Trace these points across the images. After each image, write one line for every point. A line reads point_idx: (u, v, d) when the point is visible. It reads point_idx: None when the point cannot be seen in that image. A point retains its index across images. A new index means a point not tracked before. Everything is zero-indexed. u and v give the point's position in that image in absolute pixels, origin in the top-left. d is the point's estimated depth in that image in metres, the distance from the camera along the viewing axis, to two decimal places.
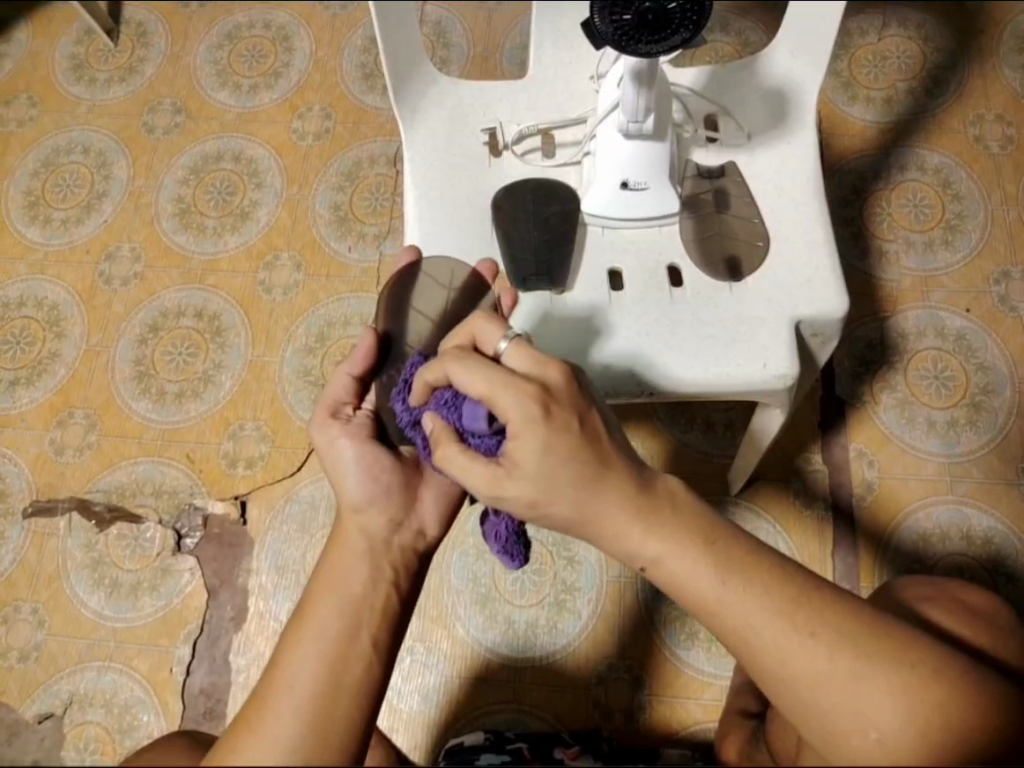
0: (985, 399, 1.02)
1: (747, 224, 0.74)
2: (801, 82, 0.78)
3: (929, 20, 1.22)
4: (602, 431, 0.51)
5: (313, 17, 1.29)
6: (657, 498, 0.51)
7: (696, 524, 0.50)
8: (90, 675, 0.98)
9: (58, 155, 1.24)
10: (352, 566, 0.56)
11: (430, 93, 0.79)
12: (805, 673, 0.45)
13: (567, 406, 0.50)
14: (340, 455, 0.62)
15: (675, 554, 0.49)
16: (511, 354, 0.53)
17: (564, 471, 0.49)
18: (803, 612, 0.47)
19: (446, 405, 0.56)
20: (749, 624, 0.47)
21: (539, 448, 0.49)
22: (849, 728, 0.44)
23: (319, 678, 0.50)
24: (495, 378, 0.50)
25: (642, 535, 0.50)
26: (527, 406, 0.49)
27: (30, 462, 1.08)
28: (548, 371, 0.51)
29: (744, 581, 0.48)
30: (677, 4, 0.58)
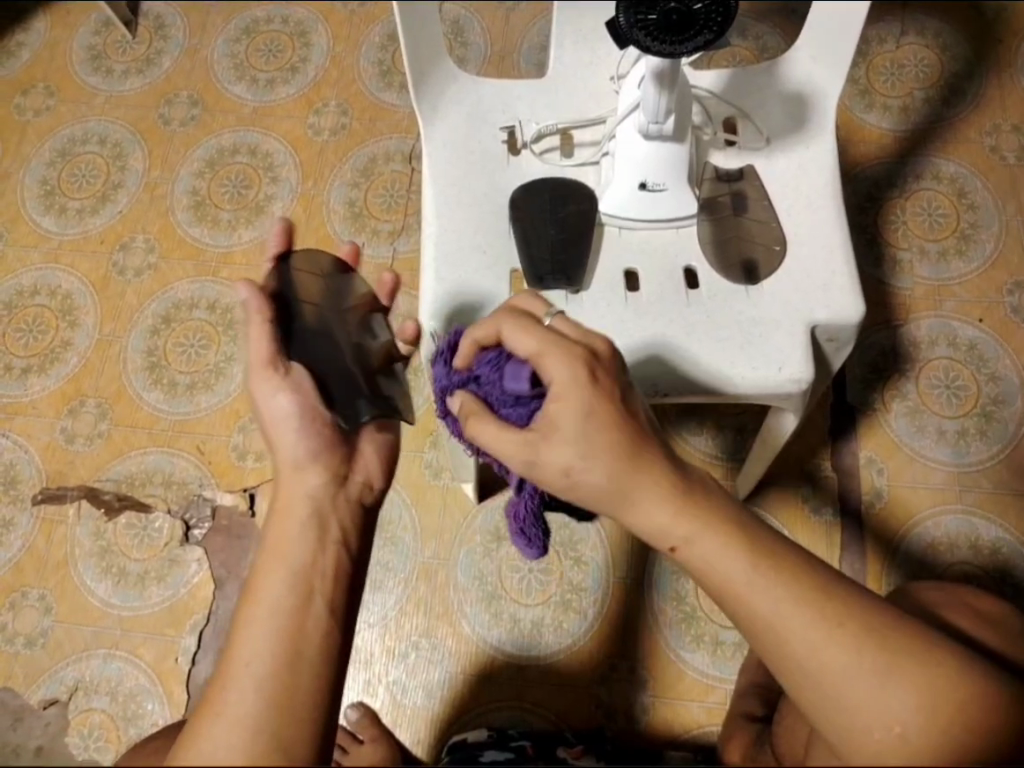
0: (996, 409, 1.02)
1: (765, 227, 0.74)
2: (821, 87, 0.78)
3: (948, 29, 1.21)
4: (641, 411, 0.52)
5: (331, 12, 1.29)
6: (691, 482, 0.51)
7: (726, 513, 0.50)
8: (96, 664, 0.98)
9: (74, 145, 1.24)
10: (296, 530, 0.55)
11: (450, 90, 0.79)
12: (832, 666, 0.45)
13: (611, 373, 0.52)
14: (281, 412, 0.59)
15: (704, 537, 0.49)
16: (557, 325, 0.56)
17: (606, 444, 0.50)
18: (831, 605, 0.47)
19: (489, 363, 0.59)
20: (777, 614, 0.47)
21: (580, 412, 0.50)
22: (870, 722, 0.44)
23: (279, 647, 0.50)
24: (546, 339, 0.53)
25: (674, 515, 0.49)
26: (574, 369, 0.51)
27: (40, 450, 1.08)
28: (596, 339, 0.54)
29: (775, 570, 0.48)
30: (703, 4, 0.59)
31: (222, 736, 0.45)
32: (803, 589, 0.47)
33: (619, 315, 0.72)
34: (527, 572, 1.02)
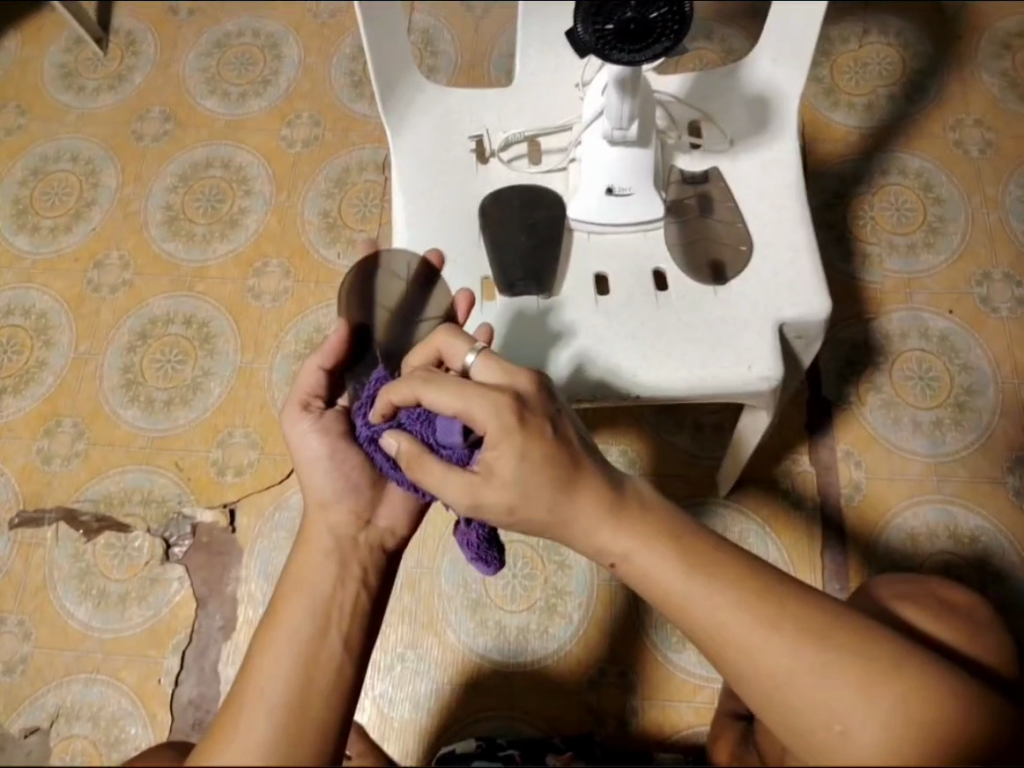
0: (970, 399, 1.03)
1: (730, 228, 0.75)
2: (782, 89, 0.79)
3: (909, 27, 1.24)
4: (571, 439, 0.52)
5: (302, 25, 1.30)
6: (625, 497, 0.52)
7: (663, 525, 0.51)
8: (78, 687, 0.97)
9: (46, 165, 1.24)
10: (320, 567, 0.57)
11: (417, 100, 0.79)
12: (771, 666, 0.46)
13: (539, 413, 0.52)
14: (313, 447, 0.62)
15: (642, 549, 0.50)
16: (481, 369, 0.55)
17: (539, 479, 0.50)
18: (767, 606, 0.47)
19: (420, 421, 0.58)
20: (716, 618, 0.48)
21: (515, 457, 0.50)
22: (815, 723, 0.45)
23: (296, 674, 0.51)
24: (469, 391, 0.52)
25: (612, 532, 0.50)
26: (504, 416, 0.50)
27: (17, 472, 1.07)
28: (518, 380, 0.54)
29: (708, 575, 0.48)
30: (659, 13, 0.59)
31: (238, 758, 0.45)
32: (738, 593, 0.48)
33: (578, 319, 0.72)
34: (511, 580, 1.02)
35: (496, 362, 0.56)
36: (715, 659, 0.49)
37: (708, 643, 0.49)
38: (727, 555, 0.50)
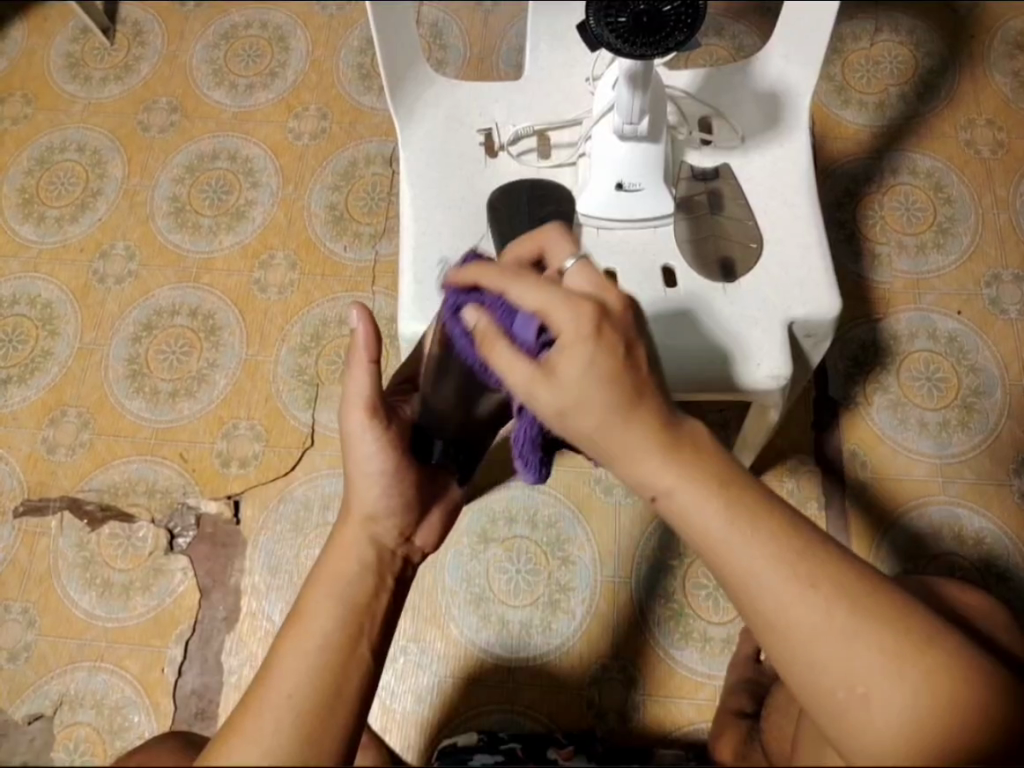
0: (977, 400, 1.03)
1: (741, 225, 0.75)
2: (795, 85, 0.78)
3: (921, 25, 1.23)
4: (647, 366, 0.49)
5: (309, 17, 1.29)
6: (681, 438, 0.49)
7: (716, 471, 0.49)
8: (81, 676, 0.97)
9: (52, 154, 1.23)
10: (355, 573, 0.56)
11: (426, 94, 0.79)
12: (802, 625, 0.44)
13: (618, 331, 0.50)
14: (372, 461, 0.59)
15: (685, 486, 0.48)
16: (577, 274, 0.54)
17: (603, 390, 0.48)
18: (807, 565, 0.46)
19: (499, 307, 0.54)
20: (750, 570, 0.46)
21: (583, 363, 0.48)
22: (837, 686, 0.43)
23: (322, 677, 0.50)
24: (549, 293, 0.50)
25: (658, 466, 0.48)
26: (580, 321, 0.49)
27: (22, 461, 1.07)
28: (607, 296, 0.51)
29: (752, 524, 0.47)
30: (672, 8, 0.59)
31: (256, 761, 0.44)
32: (780, 544, 0.46)
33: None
34: (515, 574, 1.02)
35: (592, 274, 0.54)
36: (742, 604, 0.47)
37: (730, 579, 0.47)
38: (781, 511, 0.48)
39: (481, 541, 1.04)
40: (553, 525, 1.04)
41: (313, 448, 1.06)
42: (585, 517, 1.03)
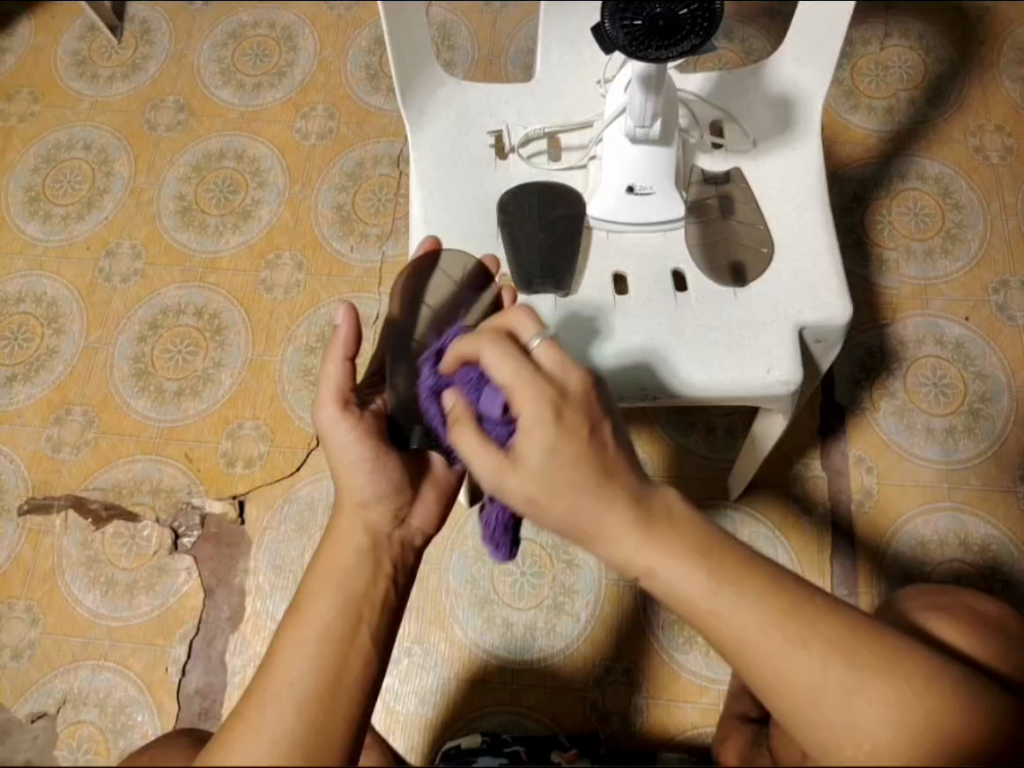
0: (984, 406, 1.03)
1: (752, 230, 0.74)
2: (806, 88, 0.78)
3: (930, 31, 1.23)
4: (613, 443, 0.48)
5: (318, 17, 1.29)
6: (655, 513, 0.47)
7: (695, 536, 0.47)
8: (84, 675, 0.97)
9: (59, 151, 1.23)
10: (354, 562, 0.56)
11: (437, 94, 0.79)
12: (802, 688, 0.44)
13: (580, 412, 0.48)
14: (351, 450, 0.59)
15: (668, 565, 0.46)
16: (545, 352, 0.51)
17: (568, 477, 0.46)
18: (795, 625, 0.44)
19: (471, 384, 0.55)
20: (742, 638, 0.44)
21: (546, 448, 0.46)
22: (843, 739, 0.43)
23: (326, 670, 0.49)
24: (519, 372, 0.49)
25: (637, 544, 0.46)
26: (542, 408, 0.47)
27: (26, 459, 1.07)
28: (571, 377, 0.49)
29: (738, 591, 0.45)
30: (689, 10, 0.59)
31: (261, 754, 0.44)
32: (768, 612, 0.45)
33: (611, 315, 0.71)
34: (518, 576, 1.02)
35: (561, 354, 0.51)
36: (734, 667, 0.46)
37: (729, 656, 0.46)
38: (759, 568, 0.46)
39: (485, 543, 1.03)
40: None
41: (318, 449, 1.06)
42: None
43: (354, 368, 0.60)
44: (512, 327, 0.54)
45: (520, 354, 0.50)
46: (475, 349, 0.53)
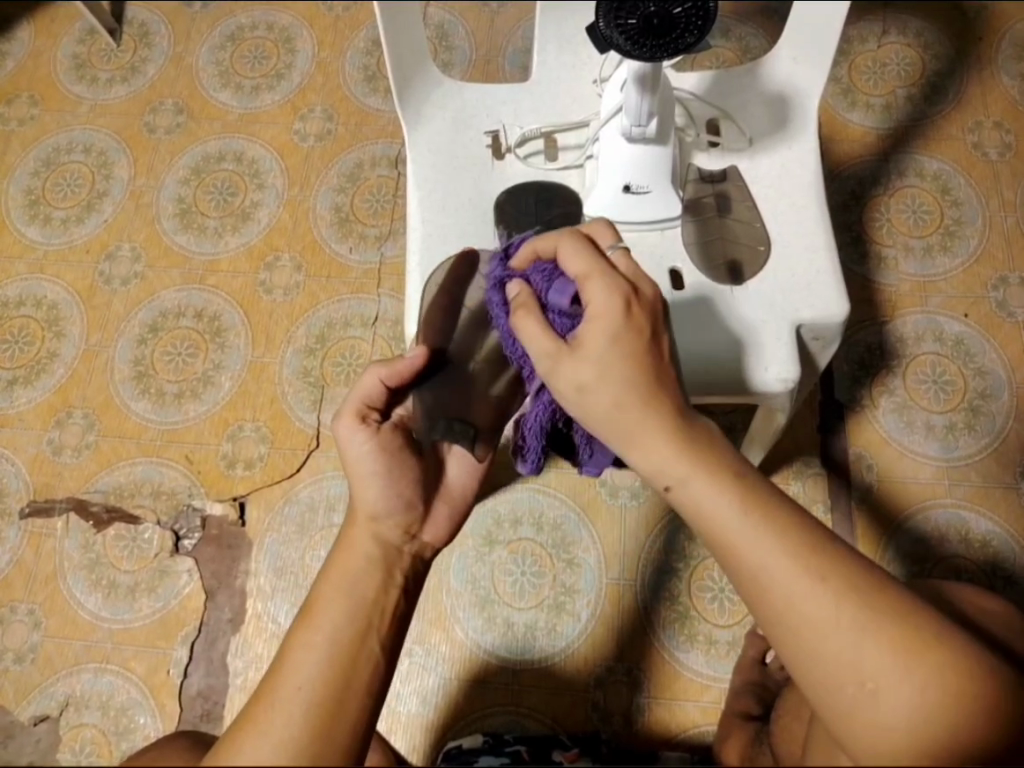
0: (984, 403, 1.03)
1: (749, 228, 0.74)
2: (803, 87, 0.78)
3: (928, 27, 1.23)
4: (669, 353, 0.52)
5: (315, 19, 1.29)
6: (698, 445, 0.50)
7: (726, 467, 0.49)
8: (87, 678, 0.97)
9: (58, 155, 1.23)
10: (363, 569, 0.56)
11: (433, 95, 0.79)
12: (810, 618, 0.44)
13: (646, 316, 0.52)
14: (365, 463, 0.59)
15: (697, 477, 0.49)
16: (619, 257, 0.56)
17: (620, 370, 0.50)
18: (814, 556, 0.46)
19: (542, 274, 0.58)
20: (757, 562, 0.46)
21: (607, 335, 0.51)
22: (848, 684, 0.42)
23: (333, 673, 0.50)
24: (595, 264, 0.54)
25: (673, 456, 0.49)
26: (612, 295, 0.52)
27: (27, 463, 1.07)
28: (642, 282, 0.54)
29: (763, 517, 0.47)
30: (683, 9, 0.59)
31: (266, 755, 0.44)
32: (789, 539, 0.46)
33: None
34: (519, 576, 1.02)
35: (634, 263, 0.56)
36: (752, 605, 0.47)
37: (747, 585, 0.47)
38: (785, 508, 0.48)
39: (486, 542, 1.04)
40: (557, 527, 1.04)
41: (318, 450, 1.06)
42: (590, 519, 1.03)
43: (383, 385, 0.61)
44: (592, 234, 0.58)
45: (600, 252, 0.55)
46: (552, 242, 0.57)
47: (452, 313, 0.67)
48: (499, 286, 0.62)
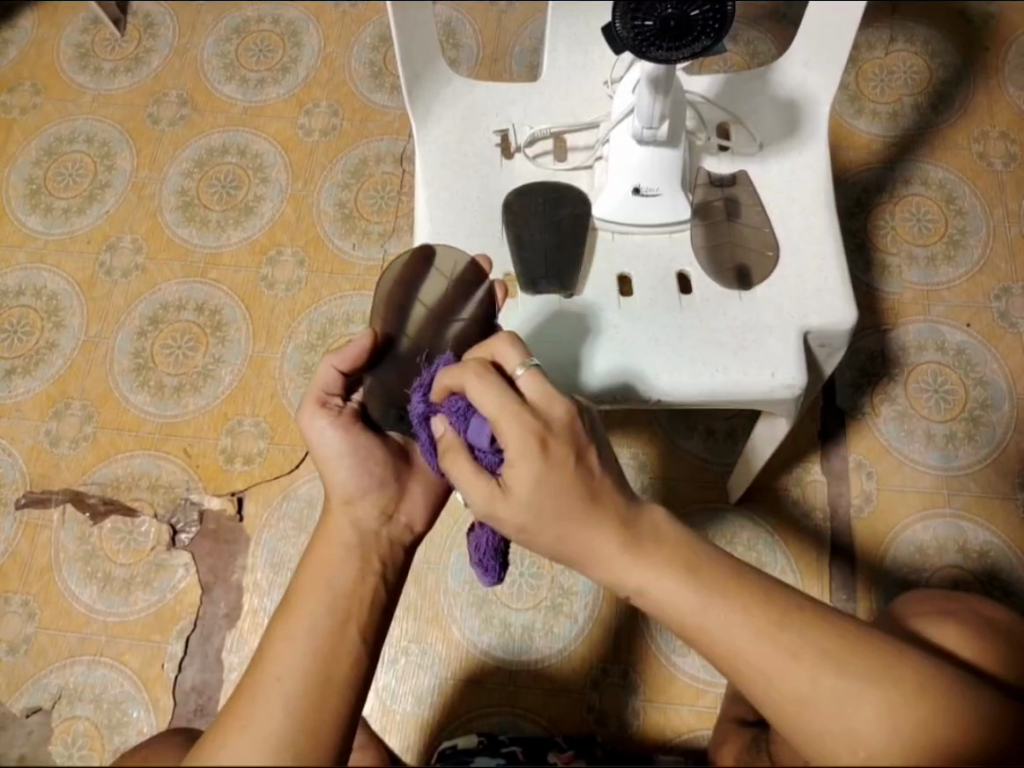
0: (984, 413, 1.03)
1: (757, 233, 0.74)
2: (814, 93, 0.78)
3: (935, 37, 1.23)
4: (598, 469, 0.49)
5: (323, 13, 1.29)
6: (641, 535, 0.48)
7: (681, 552, 0.48)
8: (80, 670, 0.97)
9: (61, 144, 1.23)
10: (342, 560, 0.56)
11: (444, 92, 0.78)
12: (792, 689, 0.43)
13: (566, 441, 0.48)
14: (333, 445, 0.63)
15: (661, 581, 0.47)
16: (527, 382, 0.51)
17: (553, 505, 0.48)
18: (784, 628, 0.45)
19: (456, 413, 0.54)
20: (731, 643, 0.45)
21: (533, 478, 0.47)
22: (839, 744, 0.42)
23: (314, 665, 0.49)
24: (505, 402, 0.49)
25: (627, 564, 0.47)
26: (526, 441, 0.48)
27: (24, 453, 1.07)
28: (553, 410, 0.49)
29: (723, 597, 0.46)
30: (700, 11, 0.58)
31: (249, 750, 0.44)
32: (755, 618, 0.45)
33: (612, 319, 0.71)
34: (518, 576, 1.02)
35: (545, 383, 0.51)
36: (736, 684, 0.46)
37: (729, 664, 0.45)
38: (749, 577, 0.47)
39: None
40: None
41: None
42: None
43: (337, 372, 0.64)
44: (495, 358, 0.53)
45: (507, 387, 0.50)
46: (459, 380, 0.52)
47: (405, 306, 0.67)
48: (424, 423, 0.58)
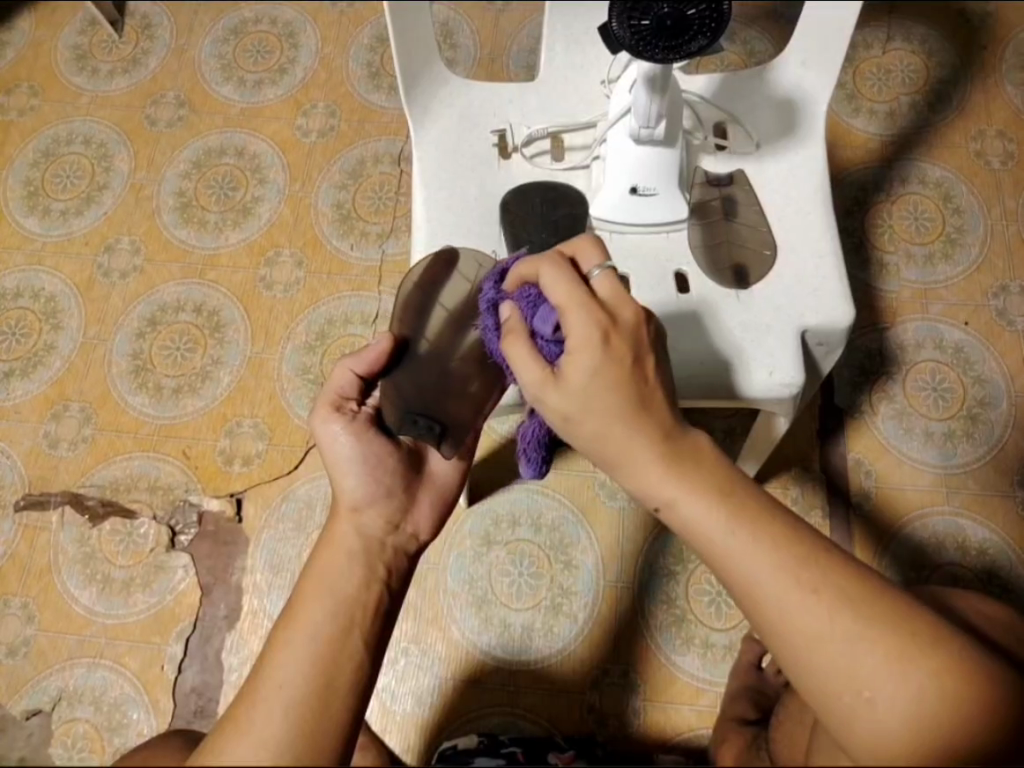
0: (982, 411, 1.03)
1: (755, 232, 0.74)
2: (811, 92, 0.78)
3: (932, 36, 1.23)
4: (653, 377, 0.50)
5: (320, 14, 1.29)
6: (682, 451, 0.50)
7: (716, 478, 0.49)
8: (80, 672, 0.96)
9: (57, 146, 1.22)
10: (346, 566, 0.56)
11: (441, 93, 0.78)
12: (805, 627, 0.44)
13: (627, 343, 0.50)
14: (343, 449, 0.63)
15: (687, 501, 0.48)
16: (600, 282, 0.53)
17: (605, 397, 0.49)
18: (809, 571, 0.45)
19: (527, 300, 0.56)
20: (752, 579, 0.46)
21: (587, 371, 0.50)
22: (840, 688, 0.42)
23: (315, 671, 0.49)
24: (573, 294, 0.52)
25: (660, 478, 0.49)
26: (590, 328, 0.50)
27: (23, 455, 1.07)
28: (623, 310, 0.51)
29: (751, 531, 0.47)
30: (697, 9, 0.59)
31: (248, 754, 0.44)
32: (781, 556, 0.46)
33: None
34: (518, 576, 1.02)
35: (617, 285, 0.53)
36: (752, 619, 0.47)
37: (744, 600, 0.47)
38: (783, 520, 0.48)
39: (485, 542, 1.03)
40: (555, 528, 1.04)
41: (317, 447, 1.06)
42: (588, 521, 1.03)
43: (353, 376, 0.64)
44: (576, 252, 0.55)
45: (578, 280, 0.53)
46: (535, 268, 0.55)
47: (424, 310, 0.66)
48: (492, 309, 0.60)
